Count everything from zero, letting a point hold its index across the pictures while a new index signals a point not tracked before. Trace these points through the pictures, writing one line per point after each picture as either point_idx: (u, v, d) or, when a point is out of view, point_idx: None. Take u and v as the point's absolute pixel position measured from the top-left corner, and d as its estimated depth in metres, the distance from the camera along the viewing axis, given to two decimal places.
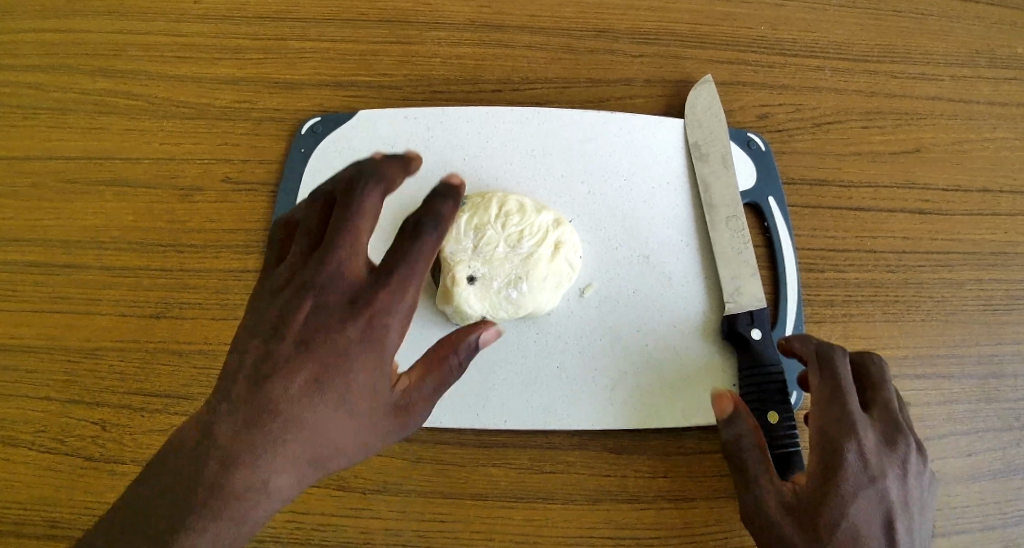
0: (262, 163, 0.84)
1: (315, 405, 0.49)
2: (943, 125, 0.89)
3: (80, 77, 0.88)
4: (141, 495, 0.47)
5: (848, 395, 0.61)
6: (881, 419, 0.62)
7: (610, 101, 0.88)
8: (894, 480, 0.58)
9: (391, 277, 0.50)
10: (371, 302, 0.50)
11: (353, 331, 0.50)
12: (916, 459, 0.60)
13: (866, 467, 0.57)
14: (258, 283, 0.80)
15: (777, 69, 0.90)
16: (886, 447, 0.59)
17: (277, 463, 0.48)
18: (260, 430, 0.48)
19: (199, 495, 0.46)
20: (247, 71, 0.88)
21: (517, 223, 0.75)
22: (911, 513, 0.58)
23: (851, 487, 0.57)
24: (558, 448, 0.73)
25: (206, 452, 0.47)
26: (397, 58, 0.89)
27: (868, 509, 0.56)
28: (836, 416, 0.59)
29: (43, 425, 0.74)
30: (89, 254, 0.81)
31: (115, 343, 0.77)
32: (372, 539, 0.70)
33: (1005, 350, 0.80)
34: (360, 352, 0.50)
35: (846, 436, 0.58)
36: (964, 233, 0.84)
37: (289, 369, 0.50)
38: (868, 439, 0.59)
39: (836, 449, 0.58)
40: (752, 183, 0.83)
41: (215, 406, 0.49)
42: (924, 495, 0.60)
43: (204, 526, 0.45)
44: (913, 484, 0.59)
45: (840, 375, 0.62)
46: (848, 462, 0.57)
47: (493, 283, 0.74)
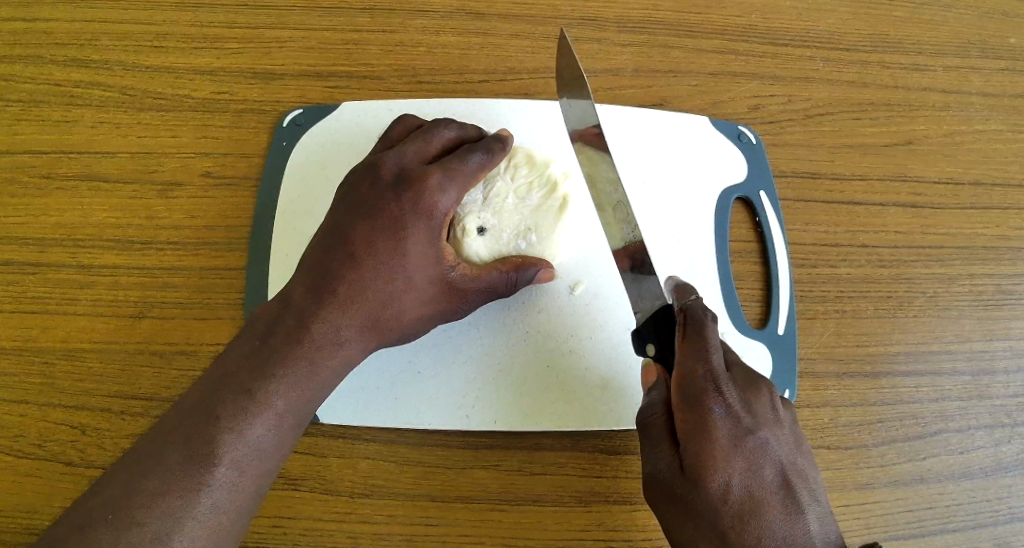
0: (242, 157, 0.82)
1: (332, 331, 0.61)
2: (936, 117, 0.87)
3: (51, 67, 0.85)
4: (178, 413, 0.55)
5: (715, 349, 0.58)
6: (741, 370, 0.60)
7: (600, 92, 0.86)
8: (767, 426, 0.57)
9: (445, 175, 0.65)
10: (428, 188, 0.65)
11: (413, 225, 0.64)
12: (778, 399, 0.60)
13: (738, 422, 0.56)
14: (239, 281, 0.77)
15: (769, 59, 0.88)
16: (753, 396, 0.58)
17: (295, 386, 0.58)
18: (285, 355, 0.58)
19: (232, 406, 0.55)
20: (224, 61, 0.85)
21: (526, 175, 0.74)
22: (794, 456, 0.58)
23: (726, 445, 0.55)
24: (547, 448, 0.72)
25: (237, 373, 0.57)
26: (379, 47, 0.86)
27: (751, 464, 0.55)
28: (702, 375, 0.57)
29: (18, 430, 0.72)
30: (64, 252, 0.78)
31: (91, 345, 0.75)
32: (359, 545, 0.68)
33: (995, 346, 0.79)
34: (414, 238, 0.64)
35: (704, 396, 0.56)
36: (956, 227, 0.83)
37: (311, 309, 0.61)
38: (732, 394, 0.57)
39: (699, 414, 0.56)
40: (744, 177, 0.83)
41: (245, 344, 0.59)
42: (794, 429, 0.60)
43: (232, 434, 0.54)
44: (784, 423, 0.59)
45: (702, 333, 0.59)
46: (716, 423, 0.55)
47: (503, 235, 0.72)
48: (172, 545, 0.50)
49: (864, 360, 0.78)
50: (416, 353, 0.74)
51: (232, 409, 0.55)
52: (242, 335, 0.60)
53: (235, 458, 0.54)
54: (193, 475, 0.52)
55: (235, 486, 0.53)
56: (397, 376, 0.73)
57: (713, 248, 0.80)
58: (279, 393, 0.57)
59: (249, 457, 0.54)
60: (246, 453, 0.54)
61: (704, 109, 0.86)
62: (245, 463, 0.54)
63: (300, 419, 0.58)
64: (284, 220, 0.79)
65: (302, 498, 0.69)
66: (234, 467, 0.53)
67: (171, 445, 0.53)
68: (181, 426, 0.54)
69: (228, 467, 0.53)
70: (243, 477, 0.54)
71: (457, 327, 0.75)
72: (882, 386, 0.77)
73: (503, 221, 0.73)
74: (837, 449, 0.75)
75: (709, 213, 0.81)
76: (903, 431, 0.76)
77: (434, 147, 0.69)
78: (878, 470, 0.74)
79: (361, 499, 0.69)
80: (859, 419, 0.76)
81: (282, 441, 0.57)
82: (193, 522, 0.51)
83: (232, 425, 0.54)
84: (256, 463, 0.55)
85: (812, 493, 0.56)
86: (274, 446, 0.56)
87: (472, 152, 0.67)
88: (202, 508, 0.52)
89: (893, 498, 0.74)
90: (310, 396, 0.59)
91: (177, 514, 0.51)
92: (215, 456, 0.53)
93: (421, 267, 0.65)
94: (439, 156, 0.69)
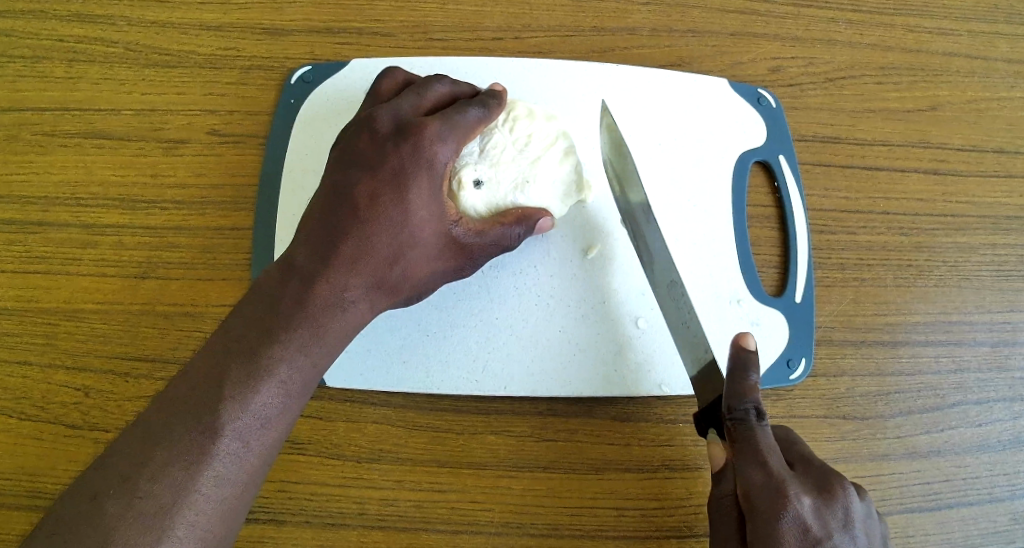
0: (248, 115, 0.79)
1: (338, 291, 0.58)
2: (960, 82, 0.85)
3: (52, 22, 0.82)
4: (183, 381, 0.53)
5: (767, 454, 0.55)
6: (807, 472, 0.56)
7: (617, 51, 0.83)
8: (844, 540, 0.53)
9: (444, 126, 0.64)
10: (425, 139, 0.63)
11: (414, 179, 0.62)
12: (857, 500, 0.55)
13: (809, 538, 0.51)
14: (245, 243, 0.75)
15: (791, 20, 0.86)
16: (826, 504, 0.54)
17: (302, 352, 0.55)
18: (291, 318, 0.56)
19: (237, 373, 0.53)
20: (231, 16, 0.82)
21: (524, 127, 0.69)
22: None
23: None
24: (559, 415, 0.70)
25: (241, 340, 0.54)
26: (389, 3, 0.83)
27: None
28: (764, 490, 0.53)
29: (21, 392, 0.71)
30: (67, 211, 0.76)
31: (95, 305, 0.73)
32: (367, 510, 0.67)
33: (1016, 317, 0.78)
34: (415, 194, 0.62)
35: (777, 509, 0.52)
36: (979, 196, 0.81)
37: (315, 271, 0.58)
38: (804, 502, 0.53)
39: (771, 529, 0.52)
40: (762, 141, 0.80)
41: (249, 308, 0.56)
42: (868, 531, 0.55)
43: (237, 402, 0.52)
44: (861, 528, 0.54)
45: (751, 434, 0.55)
46: (788, 536, 0.51)
47: (500, 188, 0.68)
48: (180, 519, 0.48)
49: (883, 329, 0.76)
50: (426, 317, 0.72)
51: (236, 378, 0.52)
52: (246, 300, 0.57)
53: (241, 428, 0.51)
54: (199, 445, 0.50)
55: (242, 457, 0.51)
56: (406, 339, 0.72)
57: (729, 214, 0.78)
58: (285, 359, 0.54)
59: (254, 426, 0.52)
60: (252, 421, 0.52)
61: (723, 71, 0.83)
62: (252, 432, 0.52)
63: (307, 385, 0.56)
64: (290, 180, 0.77)
65: (309, 462, 0.68)
66: (240, 436, 0.51)
67: (176, 415, 0.51)
68: (187, 395, 0.52)
69: (234, 437, 0.51)
70: (250, 448, 0.52)
71: (469, 291, 0.73)
72: (901, 356, 0.76)
73: (499, 174, 0.68)
74: (853, 419, 0.73)
75: (727, 178, 0.79)
76: (920, 402, 0.74)
77: (428, 102, 0.66)
78: (895, 442, 0.73)
79: (369, 463, 0.68)
80: (876, 389, 0.74)
81: (290, 409, 0.55)
82: (201, 494, 0.49)
83: (238, 394, 0.52)
84: (264, 432, 0.53)
85: None
86: (281, 414, 0.54)
87: (470, 106, 0.65)
88: (209, 480, 0.50)
89: (910, 470, 0.72)
90: (318, 360, 0.56)
91: (184, 486, 0.49)
92: (221, 425, 0.51)
93: (424, 226, 0.63)
94: (435, 110, 0.67)
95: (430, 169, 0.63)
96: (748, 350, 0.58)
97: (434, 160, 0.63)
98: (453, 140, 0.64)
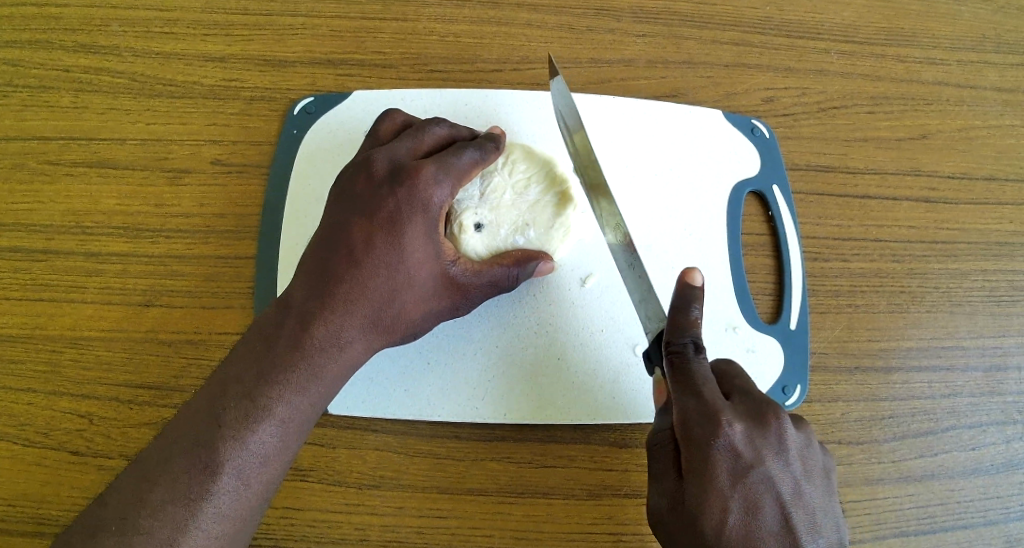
0: (252, 145, 0.81)
1: (335, 332, 0.59)
2: (950, 111, 0.87)
3: (60, 54, 0.84)
4: (184, 419, 0.54)
5: (702, 381, 0.55)
6: (744, 399, 0.57)
7: (613, 82, 0.85)
8: (773, 463, 0.54)
9: (439, 169, 0.65)
10: (421, 183, 0.64)
11: (410, 220, 0.63)
12: (789, 426, 0.55)
13: (738, 462, 0.53)
14: (248, 271, 0.77)
15: (783, 51, 0.88)
16: (757, 429, 0.54)
17: (300, 392, 0.56)
18: (288, 359, 0.57)
19: (235, 412, 0.54)
20: (236, 48, 0.84)
21: (523, 171, 0.74)
22: (799, 488, 0.54)
23: (725, 484, 0.52)
24: (558, 441, 0.71)
25: (239, 380, 0.55)
26: (390, 35, 0.85)
27: (753, 502, 0.53)
28: (697, 415, 0.54)
29: (26, 419, 0.71)
30: (72, 239, 0.78)
31: (100, 333, 0.74)
32: (368, 536, 0.68)
33: (1007, 342, 0.79)
34: (411, 235, 0.63)
35: (707, 432, 0.53)
36: (969, 223, 0.83)
37: (312, 311, 0.59)
38: (736, 428, 0.53)
39: (701, 453, 0.53)
40: (757, 170, 0.82)
41: (248, 348, 0.58)
42: (803, 456, 0.56)
43: (236, 441, 0.53)
44: (793, 453, 0.55)
45: (689, 366, 0.56)
46: (718, 462, 0.53)
47: (500, 230, 0.72)
48: None
49: (876, 354, 0.77)
50: (426, 345, 0.73)
51: (234, 417, 0.54)
52: (245, 340, 0.58)
53: (239, 466, 0.53)
54: (198, 484, 0.51)
55: (240, 495, 0.52)
56: (406, 367, 0.73)
57: (724, 242, 0.79)
58: (283, 399, 0.55)
59: (252, 465, 0.53)
60: (250, 461, 0.53)
61: (717, 101, 0.85)
62: (250, 471, 0.53)
63: (304, 423, 0.57)
64: (293, 209, 0.78)
65: (311, 489, 0.69)
66: (238, 475, 0.52)
67: (175, 453, 0.52)
68: (186, 434, 0.53)
69: (231, 475, 0.52)
70: (248, 485, 0.53)
71: (468, 319, 0.74)
72: (894, 381, 0.77)
73: (500, 217, 0.72)
74: (848, 444, 0.74)
75: (722, 207, 0.80)
76: (914, 427, 0.75)
77: (425, 145, 0.68)
78: (890, 466, 0.74)
79: (370, 490, 0.69)
80: (871, 414, 0.76)
81: (287, 447, 0.56)
82: (200, 533, 0.50)
83: (236, 433, 0.53)
84: (262, 470, 0.54)
85: (815, 527, 0.53)
86: (279, 453, 0.55)
87: (465, 149, 0.67)
88: (207, 517, 0.51)
89: (904, 494, 0.73)
90: (315, 400, 0.57)
91: (183, 524, 0.50)
92: (219, 464, 0.52)
93: (420, 266, 0.63)
94: (432, 153, 0.68)
95: (425, 212, 0.64)
96: (694, 286, 0.58)
97: (428, 203, 0.64)
98: (447, 182, 0.65)
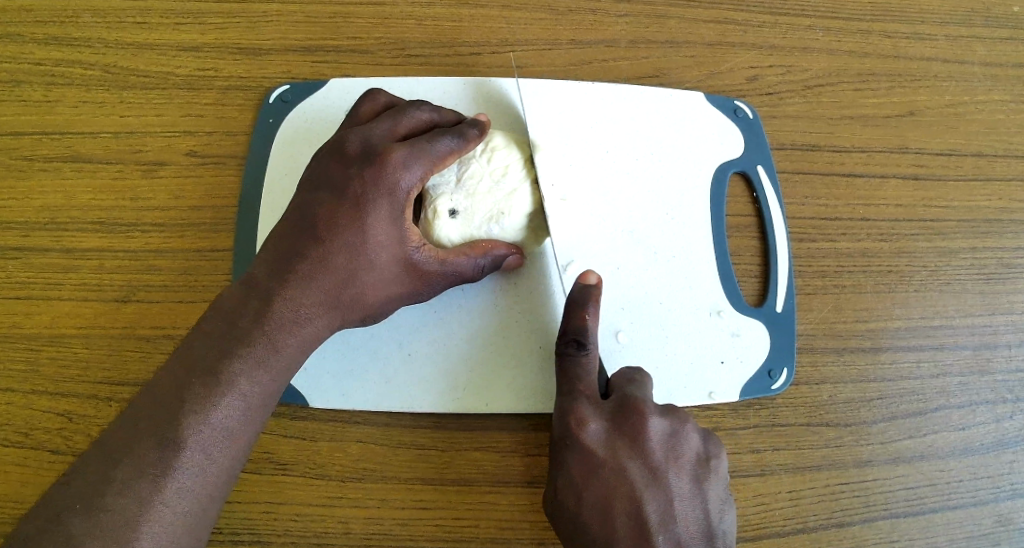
0: (227, 135, 0.80)
1: (295, 311, 0.59)
2: (938, 87, 0.85)
3: (29, 46, 0.82)
4: (145, 398, 0.54)
5: (576, 379, 0.63)
6: (616, 400, 0.63)
7: (594, 64, 0.83)
8: (629, 457, 0.60)
9: (410, 152, 0.63)
10: (389, 165, 0.62)
11: (376, 202, 0.61)
12: (649, 421, 0.62)
13: (593, 458, 0.60)
14: (226, 263, 0.75)
15: (767, 29, 0.86)
16: (616, 426, 0.61)
17: (262, 369, 0.56)
18: (248, 337, 0.56)
19: (195, 389, 0.54)
20: (209, 37, 0.83)
21: (502, 160, 0.72)
22: (656, 479, 0.60)
23: (580, 479, 0.60)
24: (542, 429, 0.71)
25: (201, 357, 0.55)
26: (366, 20, 0.83)
27: (608, 494, 0.59)
28: (564, 416, 0.62)
29: (4, 418, 0.70)
30: (47, 235, 0.76)
31: (77, 330, 0.73)
32: (352, 529, 0.67)
33: (997, 320, 0.78)
34: (375, 216, 0.61)
35: (567, 433, 0.61)
36: (958, 200, 0.81)
37: (274, 290, 0.59)
38: (592, 428, 0.61)
39: (563, 450, 0.61)
40: (741, 152, 0.81)
41: (209, 326, 0.57)
42: (666, 449, 0.62)
43: (198, 417, 0.53)
44: (651, 447, 0.61)
45: (566, 367, 0.64)
46: (573, 460, 0.61)
47: (474, 218, 0.70)
48: (145, 532, 0.49)
49: (864, 335, 0.77)
50: (406, 336, 0.72)
51: (196, 394, 0.53)
52: (206, 318, 0.58)
53: (203, 442, 0.53)
54: (159, 461, 0.51)
55: (204, 470, 0.52)
56: (386, 359, 0.72)
57: (709, 227, 0.78)
58: (244, 375, 0.55)
59: (216, 440, 0.53)
60: (213, 435, 0.53)
61: (700, 81, 0.84)
62: (214, 446, 0.53)
63: (267, 401, 0.57)
64: (270, 200, 0.77)
65: (294, 482, 0.68)
66: (202, 450, 0.53)
67: (136, 433, 0.52)
68: (149, 412, 0.53)
69: (195, 449, 0.52)
70: (212, 460, 0.53)
71: (448, 309, 0.73)
72: (883, 362, 0.76)
73: (475, 204, 0.70)
74: (837, 426, 0.74)
75: (705, 190, 0.79)
76: (904, 407, 0.75)
77: (404, 128, 0.66)
78: (878, 448, 0.73)
79: (354, 482, 0.68)
80: (859, 395, 0.75)
81: (251, 422, 0.56)
82: (165, 508, 0.50)
83: (196, 410, 0.53)
84: (226, 445, 0.54)
85: (668, 514, 0.59)
86: (242, 428, 0.55)
87: (443, 136, 0.65)
88: (172, 492, 0.51)
89: (894, 475, 0.73)
90: (277, 375, 0.57)
91: (147, 500, 0.50)
92: (183, 440, 0.52)
93: (386, 249, 0.62)
94: (410, 136, 0.66)
95: (392, 194, 0.62)
96: (580, 291, 0.67)
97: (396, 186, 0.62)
98: (419, 165, 0.63)
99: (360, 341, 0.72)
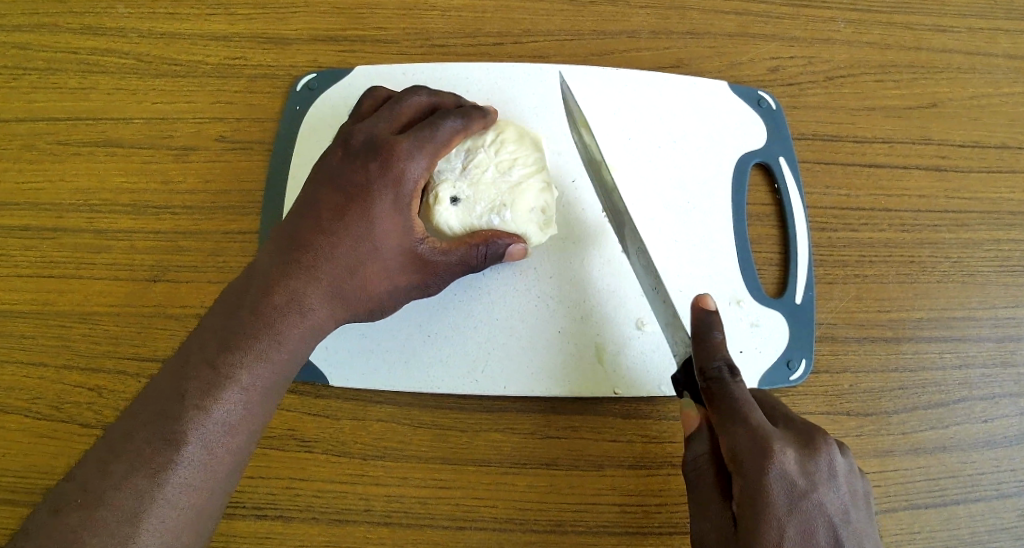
0: (255, 121, 0.81)
1: (298, 302, 0.59)
2: (960, 79, 0.85)
3: (67, 36, 0.85)
4: (148, 395, 0.54)
5: (742, 403, 0.56)
6: (789, 425, 0.57)
7: (615, 54, 0.84)
8: (824, 487, 0.54)
9: (413, 141, 0.64)
10: (393, 156, 0.64)
11: (381, 193, 0.63)
12: (836, 452, 0.56)
13: (792, 491, 0.52)
14: (252, 246, 0.77)
15: (789, 20, 0.86)
16: (806, 455, 0.54)
17: (263, 362, 0.56)
18: (251, 329, 0.57)
19: (196, 383, 0.53)
20: (239, 27, 0.85)
21: (511, 152, 0.72)
22: (848, 514, 0.54)
23: (781, 515, 0.52)
24: (561, 412, 0.71)
25: (203, 351, 0.55)
26: (392, 11, 0.85)
27: (809, 528, 0.52)
28: (749, 446, 0.53)
29: (36, 392, 0.72)
30: (80, 217, 0.78)
31: (107, 308, 0.75)
32: (371, 508, 0.68)
33: (1021, 313, 0.77)
34: (379, 208, 0.63)
35: (764, 460, 0.53)
36: (981, 192, 0.81)
37: (277, 281, 0.59)
38: (789, 455, 0.53)
39: (755, 483, 0.52)
40: (763, 143, 0.81)
41: (212, 321, 0.57)
42: (849, 480, 0.56)
43: (199, 410, 0.52)
44: (840, 477, 0.55)
45: (726, 391, 0.56)
46: (773, 492, 0.52)
47: (476, 207, 0.70)
48: (146, 527, 0.48)
49: (885, 325, 0.76)
50: (425, 318, 0.73)
51: (198, 387, 0.53)
52: (212, 311, 0.59)
53: (203, 437, 0.52)
54: (161, 455, 0.50)
55: (205, 464, 0.52)
56: (406, 340, 0.73)
57: (728, 215, 0.78)
58: (245, 365, 0.55)
59: (217, 434, 0.52)
60: (214, 429, 0.53)
61: (721, 71, 0.84)
62: (215, 438, 0.52)
63: (270, 395, 0.56)
64: (295, 184, 0.79)
65: (316, 460, 0.69)
66: (202, 442, 0.52)
67: (138, 427, 0.52)
68: (150, 407, 0.53)
69: (196, 443, 0.51)
70: (214, 454, 0.52)
71: (467, 291, 0.74)
72: (904, 352, 0.76)
73: (478, 193, 0.70)
74: (856, 415, 0.73)
75: (726, 181, 0.79)
76: (925, 398, 0.74)
77: (404, 119, 0.68)
78: (899, 438, 0.73)
79: (374, 461, 0.69)
80: (880, 385, 0.74)
81: (254, 415, 0.55)
82: (165, 502, 0.50)
83: (197, 404, 0.52)
84: (227, 440, 0.53)
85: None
86: (243, 420, 0.54)
87: (445, 120, 0.66)
88: (173, 486, 0.50)
89: (914, 466, 0.72)
90: (280, 369, 0.57)
91: (149, 495, 0.49)
92: (183, 433, 0.51)
93: (390, 240, 0.64)
94: (411, 123, 0.68)
95: (399, 183, 0.64)
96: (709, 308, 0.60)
97: (402, 175, 0.64)
98: (422, 154, 0.65)
99: (380, 322, 0.73)
